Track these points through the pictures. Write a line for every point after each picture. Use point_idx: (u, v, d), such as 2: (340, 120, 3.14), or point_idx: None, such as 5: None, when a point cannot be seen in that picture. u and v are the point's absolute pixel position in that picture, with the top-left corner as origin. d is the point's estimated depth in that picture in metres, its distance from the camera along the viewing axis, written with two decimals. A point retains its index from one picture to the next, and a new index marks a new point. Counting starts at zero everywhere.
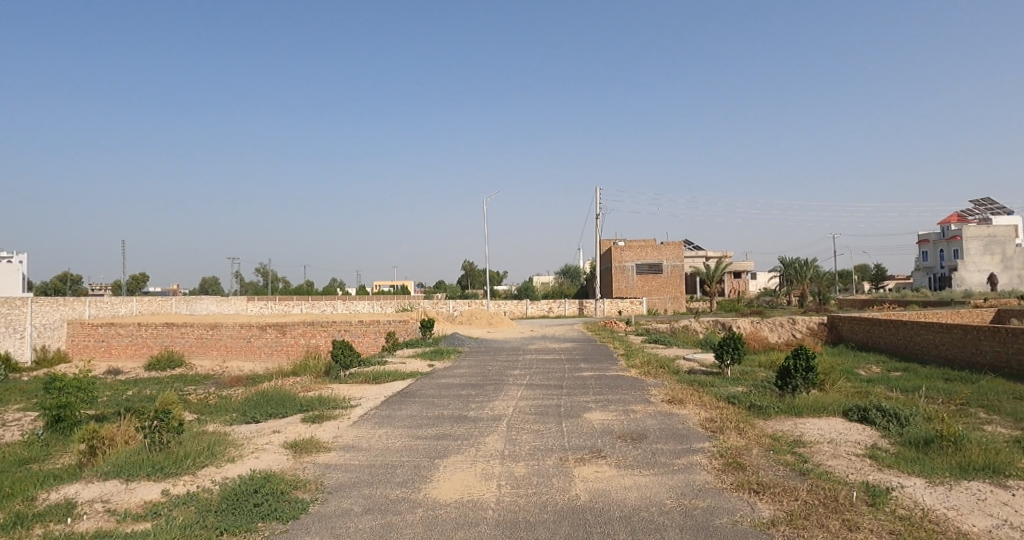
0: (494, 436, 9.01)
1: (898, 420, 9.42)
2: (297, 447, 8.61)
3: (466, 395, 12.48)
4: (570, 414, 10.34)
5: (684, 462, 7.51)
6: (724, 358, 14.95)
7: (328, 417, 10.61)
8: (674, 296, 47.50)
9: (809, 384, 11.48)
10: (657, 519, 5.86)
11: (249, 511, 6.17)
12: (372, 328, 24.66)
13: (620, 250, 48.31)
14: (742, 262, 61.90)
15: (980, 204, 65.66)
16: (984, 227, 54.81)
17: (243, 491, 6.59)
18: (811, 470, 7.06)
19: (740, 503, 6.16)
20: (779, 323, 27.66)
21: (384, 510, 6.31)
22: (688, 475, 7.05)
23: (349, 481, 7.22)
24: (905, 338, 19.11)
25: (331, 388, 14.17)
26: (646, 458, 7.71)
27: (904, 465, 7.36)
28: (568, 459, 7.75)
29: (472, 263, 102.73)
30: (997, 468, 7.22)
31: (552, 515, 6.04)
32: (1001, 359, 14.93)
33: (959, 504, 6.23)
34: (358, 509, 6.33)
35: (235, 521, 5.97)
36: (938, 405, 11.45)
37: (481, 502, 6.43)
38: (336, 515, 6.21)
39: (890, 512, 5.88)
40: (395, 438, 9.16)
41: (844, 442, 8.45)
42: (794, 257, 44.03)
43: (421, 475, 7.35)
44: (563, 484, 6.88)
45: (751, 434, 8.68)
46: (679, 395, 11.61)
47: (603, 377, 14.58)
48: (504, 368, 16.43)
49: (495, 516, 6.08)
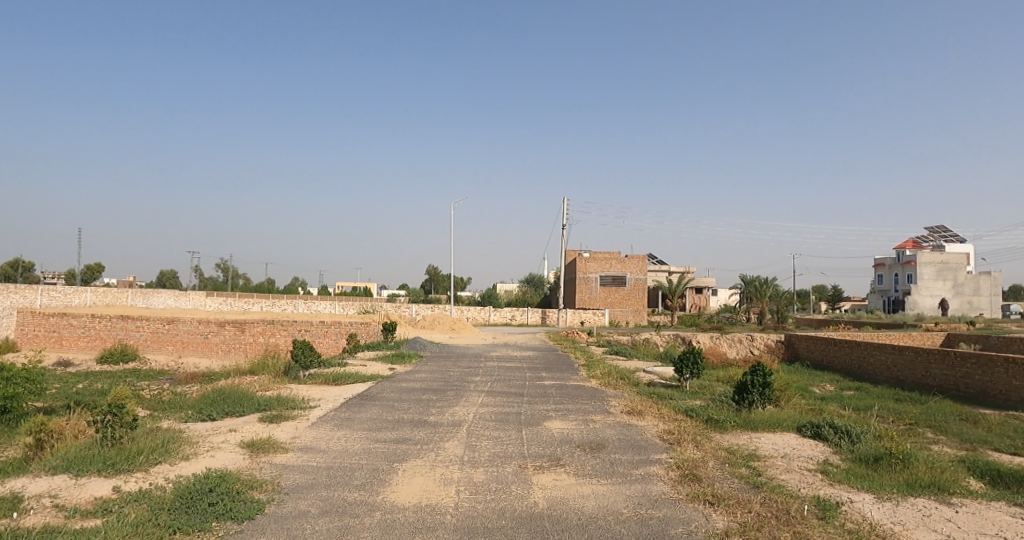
0: (453, 442, 8.98)
1: (849, 437, 9.68)
2: (253, 446, 8.44)
3: (427, 400, 12.41)
4: (530, 422, 10.38)
5: (641, 472, 7.61)
6: (683, 372, 15.14)
7: (286, 417, 10.44)
8: (635, 309, 48.01)
9: (765, 400, 11.73)
10: (614, 528, 5.92)
11: (203, 510, 6.03)
12: (333, 329, 24.31)
13: (585, 260, 48.80)
14: (703, 278, 63.14)
15: (934, 231, 68.34)
16: (938, 255, 57.25)
17: (197, 489, 6.42)
18: (764, 484, 7.22)
19: (695, 514, 6.27)
20: (737, 339, 28.10)
21: (342, 513, 6.22)
22: (645, 485, 7.14)
23: (306, 483, 7.11)
24: (858, 359, 19.65)
25: (290, 388, 13.93)
26: (605, 468, 7.79)
27: (854, 481, 7.59)
28: (527, 466, 7.77)
29: (437, 270, 102.63)
30: (942, 486, 7.50)
31: (510, 521, 6.06)
32: (949, 382, 15.52)
33: (905, 519, 6.45)
34: (315, 511, 6.24)
35: (189, 519, 5.83)
36: (889, 424, 11.80)
37: (440, 507, 6.41)
38: (292, 515, 6.12)
39: (839, 526, 6.05)
40: (354, 440, 9.05)
41: (797, 457, 8.67)
42: (756, 275, 44.95)
43: (379, 479, 7.27)
44: (521, 491, 6.89)
45: (707, 447, 8.84)
46: (638, 406, 11.76)
47: (564, 386, 14.67)
48: (466, 374, 16.39)
49: (453, 521, 6.07)
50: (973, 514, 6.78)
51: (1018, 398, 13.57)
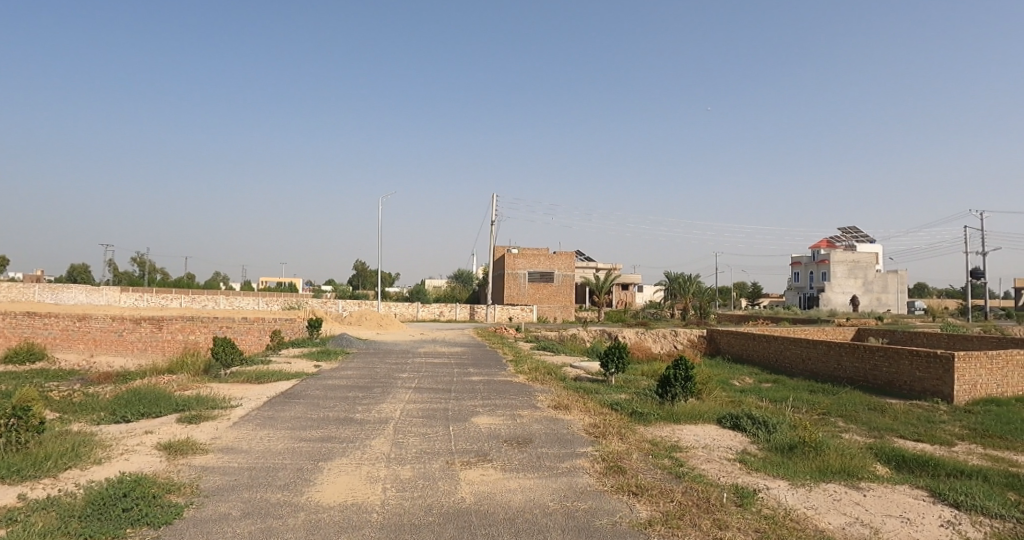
0: (380, 440, 8.86)
1: (766, 427, 10.20)
2: (170, 448, 8.06)
3: (353, 397, 12.21)
4: (457, 418, 10.39)
5: (567, 465, 7.76)
6: (609, 367, 15.49)
7: (205, 418, 10.03)
8: (564, 305, 48.72)
9: (687, 393, 12.16)
10: (541, 521, 6.01)
11: (116, 516, 5.72)
12: (256, 326, 23.49)
13: (514, 257, 49.16)
14: (630, 275, 64.81)
15: (848, 231, 72.76)
16: (850, 254, 61.07)
17: (110, 495, 6.08)
18: (686, 473, 7.51)
19: (620, 505, 6.45)
20: (662, 335, 29.01)
21: (264, 515, 6.04)
22: (572, 478, 7.29)
23: (227, 484, 6.86)
24: (775, 353, 20.71)
25: (211, 387, 13.38)
26: (531, 462, 7.89)
27: (770, 468, 8.01)
28: (455, 463, 7.77)
29: (365, 266, 100.82)
30: (851, 472, 8.03)
31: (437, 517, 6.06)
32: (859, 374, 16.61)
33: (817, 504, 6.86)
34: (236, 513, 6.05)
35: (101, 526, 5.52)
36: (803, 415, 12.49)
37: (366, 505, 6.33)
38: (212, 519, 5.90)
39: (756, 512, 6.37)
40: (277, 440, 8.80)
41: (718, 447, 9.06)
42: (680, 273, 46.46)
43: (304, 478, 7.11)
44: (449, 487, 6.89)
45: (631, 439, 9.10)
46: (565, 401, 11.96)
47: (491, 382, 14.74)
48: (393, 371, 16.18)
49: (380, 519, 6.01)
50: (879, 497, 7.29)
51: (920, 388, 14.67)
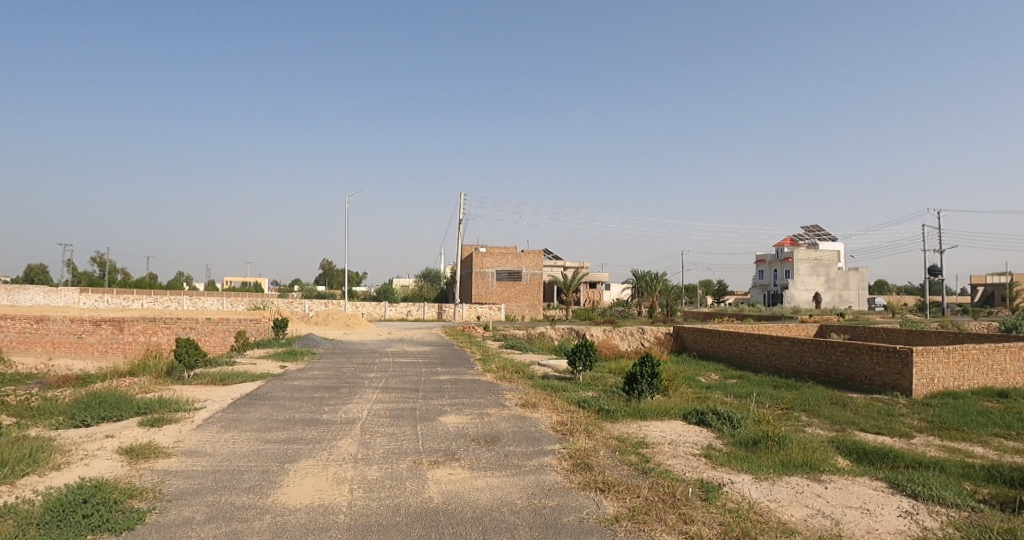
0: (347, 440, 8.78)
1: (730, 423, 10.40)
2: (132, 452, 7.87)
3: (320, 398, 12.06)
4: (425, 417, 10.36)
5: (535, 463, 7.80)
6: (576, 365, 15.59)
7: (168, 420, 9.81)
8: (532, 303, 48.86)
9: (653, 390, 12.32)
10: (508, 519, 6.03)
11: (76, 523, 5.57)
12: (220, 326, 23.05)
13: (482, 256, 49.13)
14: (598, 273, 65.31)
15: (811, 230, 74.42)
16: (813, 252, 62.49)
17: (69, 501, 5.92)
18: (652, 469, 7.61)
19: (587, 501, 6.52)
20: (629, 332, 29.30)
21: (229, 518, 5.95)
22: (539, 476, 7.33)
23: (191, 488, 6.73)
24: (741, 349, 21.10)
25: (174, 389, 13.10)
26: (499, 460, 7.91)
27: (735, 463, 8.17)
28: (422, 462, 7.75)
29: (332, 265, 99.63)
30: (813, 465, 8.24)
31: (405, 518, 6.04)
32: (821, 369, 17.03)
33: (780, 497, 7.03)
34: (200, 517, 5.94)
35: (59, 534, 5.37)
36: (767, 410, 12.77)
37: (333, 507, 6.27)
38: (175, 523, 5.79)
39: (721, 505, 6.49)
40: (242, 442, 8.66)
41: (684, 443, 9.21)
42: (647, 271, 46.94)
43: (269, 481, 7.02)
44: (416, 487, 6.88)
45: (599, 436, 9.18)
46: (532, 399, 12.01)
47: (459, 380, 14.72)
48: (360, 371, 16.05)
49: (347, 520, 5.97)
50: (840, 489, 7.49)
51: (881, 383, 15.09)
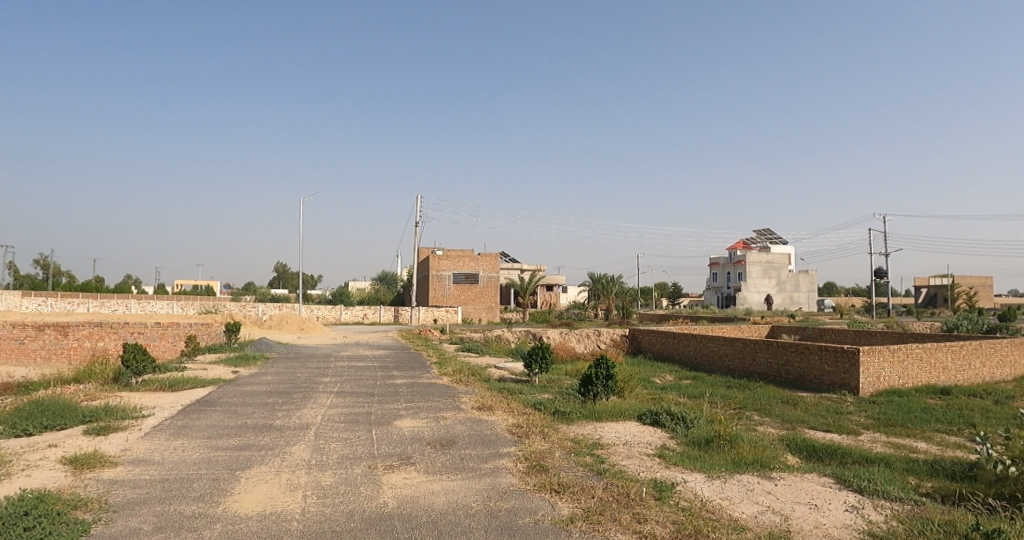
0: (300, 446, 8.63)
1: (683, 423, 10.57)
2: (75, 463, 7.56)
3: (273, 403, 11.81)
4: (380, 421, 10.24)
5: (491, 466, 7.79)
6: (533, 367, 15.63)
7: (115, 428, 9.48)
8: (488, 306, 48.87)
9: (608, 391, 12.44)
10: (464, 522, 6.01)
11: (15, 536, 5.33)
12: (170, 331, 22.36)
13: (438, 259, 48.91)
14: (555, 276, 65.77)
15: (763, 233, 76.34)
16: (764, 255, 64.09)
17: (9, 514, 5.65)
18: (606, 470, 7.68)
19: (542, 503, 6.54)
20: (585, 334, 29.58)
21: (178, 528, 5.77)
22: (495, 478, 7.32)
23: (138, 498, 6.51)
24: (694, 350, 21.49)
25: (120, 396, 12.66)
26: (455, 464, 7.87)
27: (688, 462, 8.31)
28: (377, 467, 7.67)
29: (286, 268, 97.82)
30: (763, 463, 8.44)
31: (359, 523, 5.96)
32: (772, 369, 17.46)
33: (731, 495, 7.17)
34: (148, 528, 5.75)
35: None
36: (720, 410, 13.02)
37: (286, 514, 6.15)
38: (121, 535, 5.59)
39: (674, 504, 6.58)
40: (192, 449, 8.41)
41: (638, 443, 9.31)
42: (603, 273, 47.38)
43: (220, 488, 6.84)
44: (371, 492, 6.79)
45: (554, 438, 9.23)
46: (488, 401, 12.00)
47: (415, 384, 14.61)
48: (314, 375, 15.80)
49: (300, 527, 5.86)
50: (789, 486, 7.69)
51: (829, 381, 15.56)
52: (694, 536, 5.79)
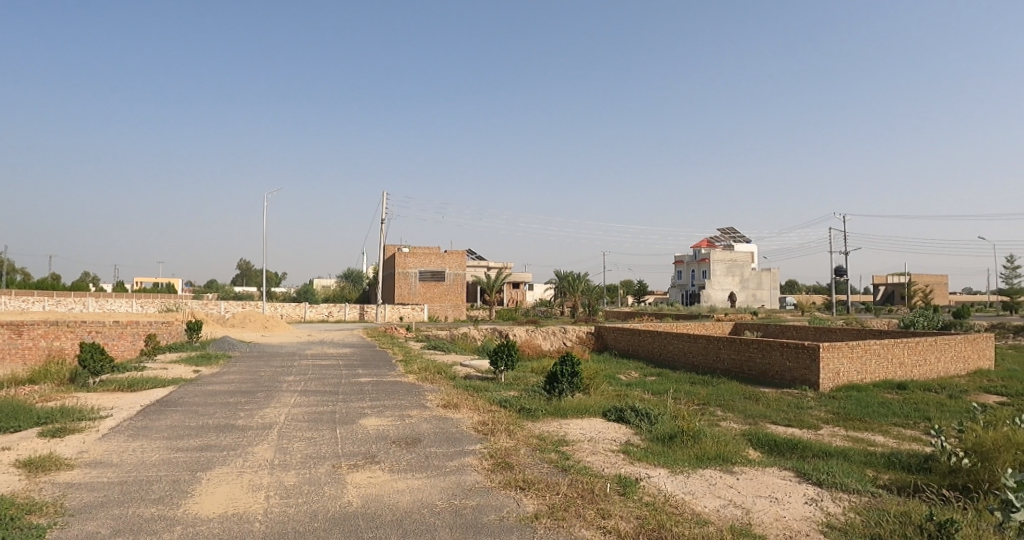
0: (263, 446, 8.50)
1: (648, 419, 10.69)
2: (30, 466, 7.33)
3: (235, 403, 11.61)
4: (345, 420, 10.14)
5: (456, 463, 7.78)
6: (499, 365, 15.64)
7: (71, 430, 9.20)
8: (454, 304, 48.77)
9: (573, 388, 12.51)
10: (429, 521, 5.99)
11: None
12: (130, 330, 21.81)
13: (404, 256, 48.61)
14: (521, 273, 65.91)
15: (727, 232, 77.63)
16: (728, 253, 65.15)
17: None
18: (571, 467, 7.72)
19: (507, 500, 6.55)
20: (551, 332, 29.72)
21: (136, 531, 5.63)
22: (460, 476, 7.31)
23: (96, 501, 6.34)
24: (659, 347, 21.74)
25: (75, 397, 12.31)
26: (420, 462, 7.84)
27: (652, 458, 8.40)
28: (341, 466, 7.60)
29: (249, 265, 96.26)
30: (725, 457, 8.58)
31: (323, 523, 5.89)
32: (735, 365, 17.75)
33: (694, 489, 7.27)
34: (106, 531, 5.60)
35: None
36: (684, 405, 13.20)
37: (248, 515, 6.05)
38: None
39: (637, 500, 6.65)
40: (152, 451, 8.22)
41: (603, 439, 9.39)
42: (568, 271, 47.56)
43: (181, 490, 6.70)
44: (335, 492, 6.72)
45: (519, 435, 9.24)
46: (453, 399, 11.96)
47: (380, 382, 14.50)
48: (278, 374, 15.58)
49: (263, 528, 5.77)
50: (750, 480, 7.83)
51: (790, 377, 15.88)
52: (658, 530, 5.86)
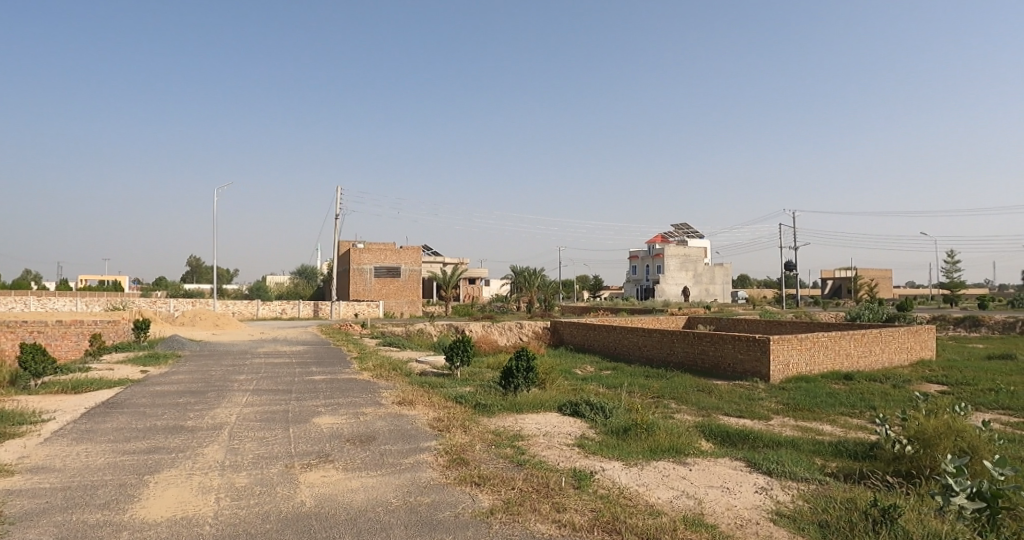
0: (213, 447, 8.29)
1: (602, 412, 10.82)
2: None
3: (184, 403, 11.30)
4: (298, 419, 9.98)
5: (411, 460, 7.74)
6: (455, 361, 15.60)
7: (9, 435, 8.81)
8: (410, 300, 48.46)
9: (529, 383, 12.57)
10: (383, 519, 5.94)
11: None
12: (73, 329, 20.98)
13: (359, 252, 48.01)
14: (478, 269, 65.83)
15: (680, 228, 79.04)
16: (682, 248, 66.32)
17: None
18: (527, 461, 7.76)
19: (463, 496, 6.55)
20: (507, 327, 29.79)
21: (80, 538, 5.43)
22: (415, 473, 7.27)
23: (37, 508, 6.09)
24: (615, 341, 22.01)
25: (13, 400, 11.79)
26: (375, 460, 7.77)
27: (607, 451, 8.51)
28: (294, 466, 7.47)
29: (199, 262, 93.75)
30: (678, 449, 8.74)
31: (275, 524, 5.79)
32: (689, 358, 18.10)
33: (647, 481, 7.39)
34: None
35: None
36: (639, 398, 13.41)
37: (198, 518, 5.90)
38: None
39: (592, 492, 6.73)
40: (96, 455, 7.93)
41: (558, 433, 9.46)
42: (525, 266, 47.56)
43: (128, 495, 6.49)
44: (288, 492, 6.61)
45: (475, 431, 9.25)
46: (409, 396, 11.89)
47: (334, 380, 14.30)
48: (229, 373, 15.22)
49: (213, 531, 5.64)
50: (702, 471, 7.99)
51: (742, 369, 16.28)
52: (612, 522, 5.94)
